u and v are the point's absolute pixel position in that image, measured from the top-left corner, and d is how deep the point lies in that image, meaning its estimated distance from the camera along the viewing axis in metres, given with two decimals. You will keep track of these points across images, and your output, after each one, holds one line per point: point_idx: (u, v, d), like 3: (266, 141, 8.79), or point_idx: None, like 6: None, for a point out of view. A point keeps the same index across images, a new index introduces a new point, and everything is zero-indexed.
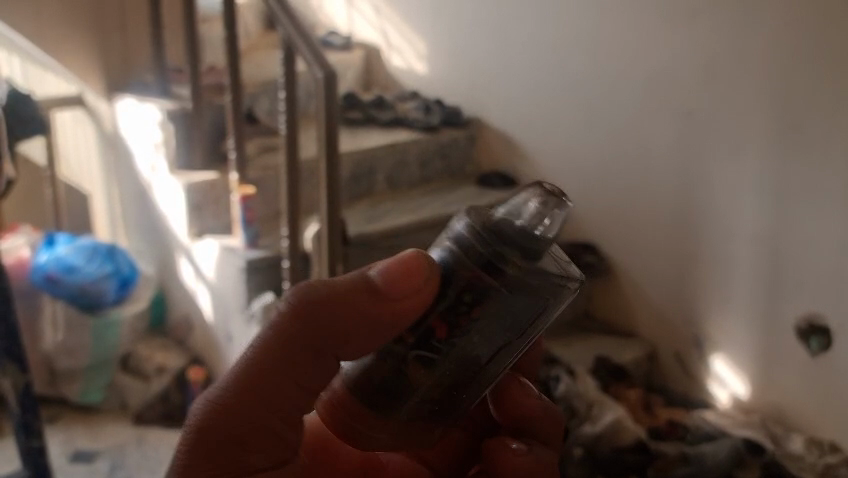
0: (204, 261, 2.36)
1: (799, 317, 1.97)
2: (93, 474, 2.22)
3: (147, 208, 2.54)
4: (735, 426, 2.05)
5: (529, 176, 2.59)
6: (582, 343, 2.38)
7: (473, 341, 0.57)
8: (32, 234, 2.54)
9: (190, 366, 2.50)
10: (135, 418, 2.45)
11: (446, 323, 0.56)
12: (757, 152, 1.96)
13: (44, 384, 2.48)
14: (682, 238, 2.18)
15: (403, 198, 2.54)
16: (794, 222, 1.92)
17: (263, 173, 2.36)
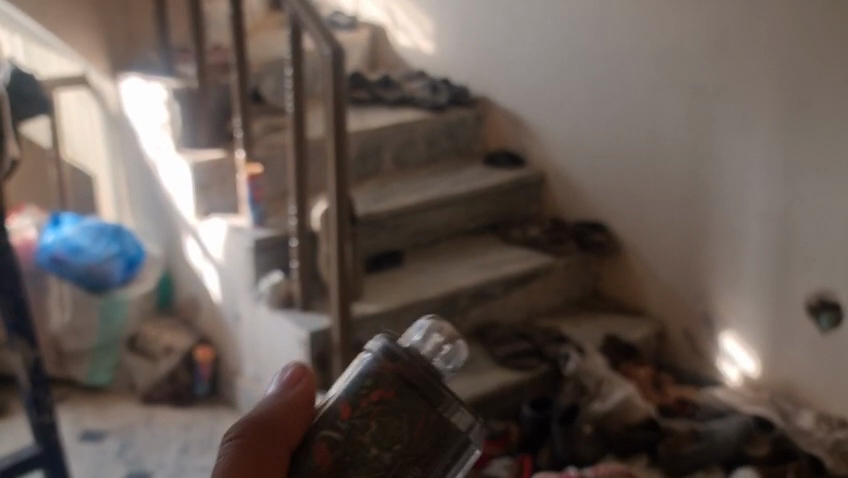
0: (211, 242, 2.34)
1: (810, 292, 1.97)
2: (102, 453, 2.22)
3: (152, 188, 2.53)
4: (745, 403, 2.05)
5: (538, 153, 2.59)
6: (592, 321, 2.39)
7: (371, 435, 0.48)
8: (38, 215, 2.56)
9: (198, 346, 2.47)
10: (144, 398, 2.45)
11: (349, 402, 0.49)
12: (768, 128, 1.96)
13: (53, 365, 2.49)
14: (692, 216, 2.19)
15: (410, 177, 2.54)
16: (805, 198, 1.92)
17: (270, 151, 2.35)
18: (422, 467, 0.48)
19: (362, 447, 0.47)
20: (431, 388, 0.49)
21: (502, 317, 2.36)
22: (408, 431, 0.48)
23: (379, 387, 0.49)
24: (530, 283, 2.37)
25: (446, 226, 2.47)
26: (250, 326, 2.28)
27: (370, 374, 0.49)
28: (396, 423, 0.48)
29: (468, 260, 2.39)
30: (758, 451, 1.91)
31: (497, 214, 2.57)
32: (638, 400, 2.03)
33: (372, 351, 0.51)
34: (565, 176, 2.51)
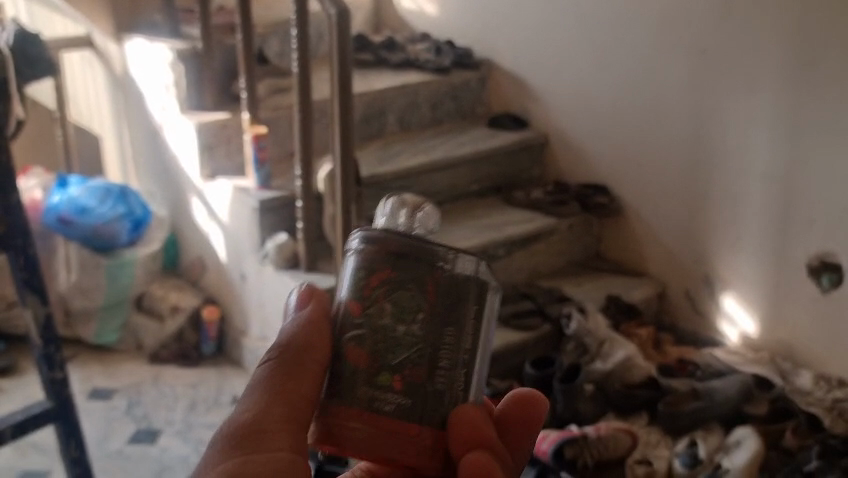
0: (218, 203, 2.36)
1: (811, 253, 2.00)
2: (111, 411, 2.26)
3: (157, 149, 2.54)
4: (745, 363, 2.09)
5: (542, 116, 2.60)
6: (594, 283, 2.42)
7: (388, 312, 0.56)
8: (44, 176, 2.58)
9: (206, 305, 2.52)
10: (151, 357, 2.49)
11: (356, 299, 0.57)
12: (771, 90, 1.98)
13: (62, 324, 2.53)
14: (694, 177, 2.21)
15: (413, 140, 2.56)
16: (807, 159, 1.94)
17: (275, 113, 2.36)
18: (453, 321, 0.57)
19: (389, 328, 0.56)
20: (422, 250, 0.56)
21: (504, 278, 2.39)
22: (424, 294, 0.56)
23: (376, 270, 0.56)
24: (533, 245, 2.40)
25: (450, 188, 2.49)
26: (256, 286, 2.31)
27: (363, 265, 0.56)
28: (408, 294, 0.56)
29: (472, 222, 2.41)
30: (758, 409, 1.94)
31: (500, 176, 2.59)
32: (639, 359, 2.06)
33: (355, 246, 0.57)
34: (569, 138, 2.53)
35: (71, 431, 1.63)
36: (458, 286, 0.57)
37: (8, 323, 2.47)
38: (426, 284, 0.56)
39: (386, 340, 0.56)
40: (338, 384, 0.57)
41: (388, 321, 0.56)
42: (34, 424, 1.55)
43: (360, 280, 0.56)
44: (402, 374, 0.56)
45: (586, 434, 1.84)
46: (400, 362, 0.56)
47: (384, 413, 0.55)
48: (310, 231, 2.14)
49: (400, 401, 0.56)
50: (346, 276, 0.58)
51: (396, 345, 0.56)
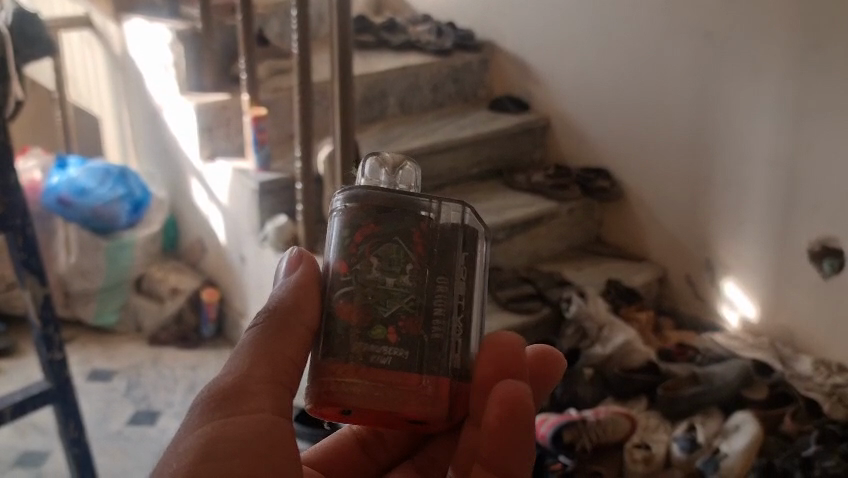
0: (218, 185, 2.35)
1: (812, 238, 1.99)
2: (111, 393, 2.26)
3: (157, 130, 2.53)
4: (745, 349, 2.08)
5: (544, 99, 2.59)
6: (594, 267, 2.42)
7: (375, 266, 0.64)
8: (44, 157, 2.57)
9: (205, 287, 2.52)
10: (151, 339, 2.48)
11: (345, 258, 0.64)
12: (775, 73, 1.96)
13: (61, 306, 2.52)
14: (696, 161, 2.20)
15: (414, 122, 2.54)
16: (810, 142, 1.93)
17: (275, 94, 2.35)
18: (437, 270, 0.65)
19: (379, 280, 0.63)
20: (405, 203, 0.65)
21: (505, 262, 2.38)
22: (409, 248, 0.64)
23: (360, 228, 0.64)
24: (533, 229, 2.39)
25: (451, 171, 2.48)
26: (256, 267, 2.30)
27: (348, 225, 0.64)
28: (393, 248, 0.64)
29: (472, 205, 2.40)
30: (757, 395, 1.94)
31: (501, 159, 2.58)
32: (639, 344, 2.05)
33: (339, 208, 0.66)
34: (571, 121, 2.52)
35: (70, 413, 1.63)
36: (445, 239, 0.66)
37: (8, 304, 2.46)
38: (412, 234, 0.64)
39: (379, 291, 0.63)
40: (331, 341, 0.64)
41: (376, 273, 0.64)
42: (33, 405, 1.54)
43: (345, 238, 0.64)
44: (396, 327, 0.63)
45: (585, 418, 1.85)
46: (391, 314, 0.63)
47: (381, 365, 0.62)
48: (310, 213, 2.14)
49: (397, 353, 0.63)
50: (332, 238, 0.65)
51: (388, 297, 0.63)
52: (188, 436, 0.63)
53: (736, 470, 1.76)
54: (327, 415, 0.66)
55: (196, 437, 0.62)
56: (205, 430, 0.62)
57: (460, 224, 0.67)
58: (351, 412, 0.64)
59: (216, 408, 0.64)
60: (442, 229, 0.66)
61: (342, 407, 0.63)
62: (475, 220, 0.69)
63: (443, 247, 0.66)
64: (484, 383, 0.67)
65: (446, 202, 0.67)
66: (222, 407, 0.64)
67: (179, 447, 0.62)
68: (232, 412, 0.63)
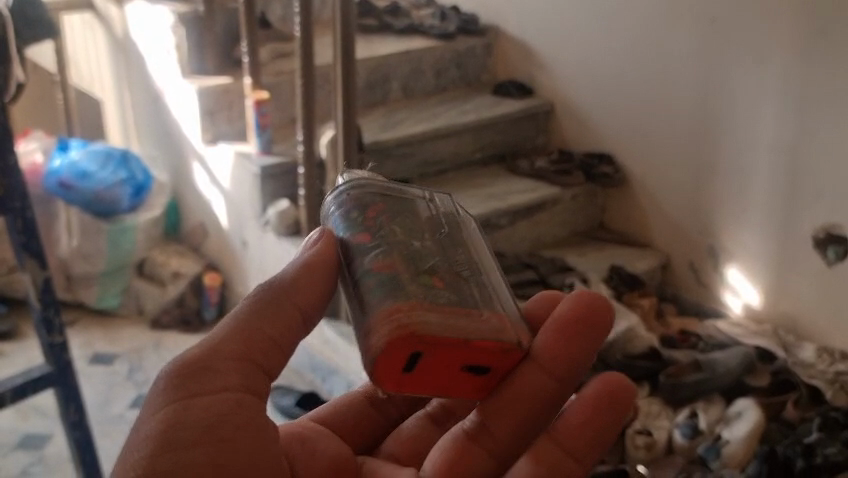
0: (219, 169, 2.34)
1: (817, 226, 1.98)
2: (112, 376, 2.26)
3: (159, 113, 2.52)
4: (747, 335, 2.07)
5: (547, 84, 2.58)
6: (597, 253, 2.41)
7: (397, 230, 0.67)
8: (45, 140, 2.56)
9: (207, 272, 2.51)
10: (153, 322, 2.48)
11: (364, 230, 0.67)
12: (781, 59, 1.95)
13: (63, 289, 2.52)
14: (700, 147, 2.18)
15: (416, 106, 2.53)
16: (816, 130, 1.92)
17: (278, 78, 2.34)
18: (449, 240, 0.70)
19: (407, 241, 0.67)
20: (402, 192, 0.71)
21: (507, 247, 2.38)
22: (416, 220, 0.69)
23: (371, 207, 0.68)
24: (535, 214, 2.39)
25: (454, 156, 2.47)
26: (258, 252, 2.29)
27: (357, 206, 0.69)
28: (405, 220, 0.68)
29: (475, 190, 2.39)
30: (760, 381, 1.94)
31: (504, 144, 2.57)
32: (641, 331, 2.04)
33: (342, 198, 0.70)
34: (574, 106, 2.51)
35: (71, 396, 1.62)
36: (447, 218, 0.72)
37: (9, 287, 2.46)
38: (417, 213, 0.70)
39: (410, 249, 0.66)
40: (365, 289, 0.64)
41: (401, 235, 0.67)
42: (34, 388, 1.53)
43: (358, 215, 0.68)
44: (438, 275, 0.65)
45: None
46: (429, 266, 0.65)
47: (441, 302, 0.63)
48: (312, 197, 2.13)
49: (448, 294, 0.64)
50: (337, 224, 0.69)
51: (419, 254, 0.66)
52: (149, 419, 0.62)
53: (737, 457, 1.75)
54: (384, 377, 0.62)
55: (157, 421, 0.62)
56: (168, 412, 0.62)
57: (453, 209, 0.74)
58: (416, 362, 0.62)
59: (180, 386, 0.63)
60: (442, 211, 0.73)
61: (412, 347, 0.61)
62: (463, 209, 0.76)
63: (448, 224, 0.72)
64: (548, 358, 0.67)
65: (434, 195, 0.74)
66: (187, 386, 0.63)
67: (143, 432, 0.62)
68: (198, 391, 0.63)
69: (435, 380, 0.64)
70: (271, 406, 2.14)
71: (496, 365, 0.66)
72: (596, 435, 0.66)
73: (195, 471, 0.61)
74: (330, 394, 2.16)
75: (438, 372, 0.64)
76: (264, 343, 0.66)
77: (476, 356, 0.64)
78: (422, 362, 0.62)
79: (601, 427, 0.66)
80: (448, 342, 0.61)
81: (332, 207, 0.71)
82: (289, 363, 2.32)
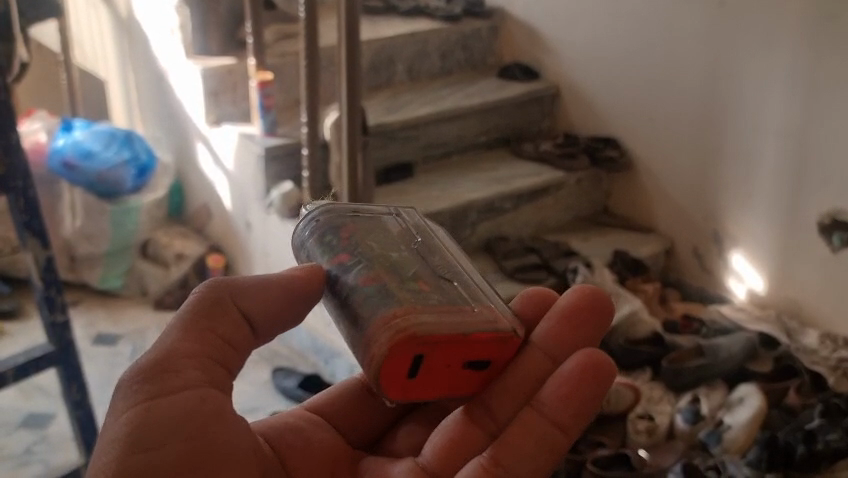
0: (223, 151, 2.33)
1: (822, 212, 1.97)
2: (115, 357, 2.26)
3: (163, 94, 2.51)
4: (751, 321, 2.06)
5: (553, 67, 2.57)
6: (602, 238, 2.40)
7: (373, 244, 0.80)
8: (49, 120, 2.56)
9: (211, 253, 2.49)
10: (156, 303, 2.48)
11: (344, 251, 0.79)
12: (789, 44, 1.94)
13: (66, 270, 2.52)
14: (706, 132, 2.18)
15: (421, 89, 2.52)
16: (823, 115, 1.91)
17: (282, 59, 2.34)
18: (421, 250, 0.83)
19: (385, 253, 0.79)
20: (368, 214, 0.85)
21: (511, 232, 2.37)
22: (388, 235, 0.83)
23: (344, 229, 0.81)
24: (539, 198, 2.38)
25: (458, 139, 2.46)
26: (261, 234, 2.29)
27: (330, 228, 0.82)
28: (378, 235, 0.82)
29: (479, 174, 2.39)
30: (762, 368, 1.93)
31: (509, 127, 2.56)
32: (644, 315, 2.04)
33: (318, 221, 0.84)
34: (580, 90, 2.50)
35: (73, 376, 1.61)
36: (414, 230, 0.86)
37: (13, 267, 2.46)
38: (385, 229, 0.84)
39: (387, 261, 0.78)
40: (355, 296, 0.75)
41: (377, 248, 0.79)
42: (36, 367, 1.52)
43: (332, 237, 0.81)
44: (421, 280, 0.77)
45: None
46: (412, 273, 0.77)
47: (433, 303, 0.73)
48: (315, 179, 2.12)
49: (437, 297, 0.75)
50: (314, 243, 0.83)
51: (400, 263, 0.78)
52: (116, 421, 0.72)
53: (739, 442, 1.75)
54: (392, 383, 0.71)
55: (123, 423, 0.71)
56: (131, 415, 0.71)
57: (418, 223, 0.88)
58: (419, 366, 0.72)
59: (142, 389, 0.72)
60: (408, 225, 0.87)
61: (414, 350, 0.70)
62: (426, 221, 0.90)
63: (417, 235, 0.85)
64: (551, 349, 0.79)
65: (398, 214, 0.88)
66: (149, 388, 0.72)
67: (112, 434, 0.71)
68: (160, 392, 0.72)
69: (441, 385, 0.75)
70: (274, 387, 2.14)
71: (495, 358, 0.77)
72: (578, 406, 0.74)
73: (161, 467, 0.70)
74: (332, 377, 2.16)
75: (439, 376, 0.74)
76: (221, 340, 0.77)
77: (471, 351, 0.74)
78: (425, 365, 0.72)
79: (583, 399, 0.74)
80: (444, 339, 0.70)
81: (304, 233, 0.85)
82: (290, 345, 2.31)
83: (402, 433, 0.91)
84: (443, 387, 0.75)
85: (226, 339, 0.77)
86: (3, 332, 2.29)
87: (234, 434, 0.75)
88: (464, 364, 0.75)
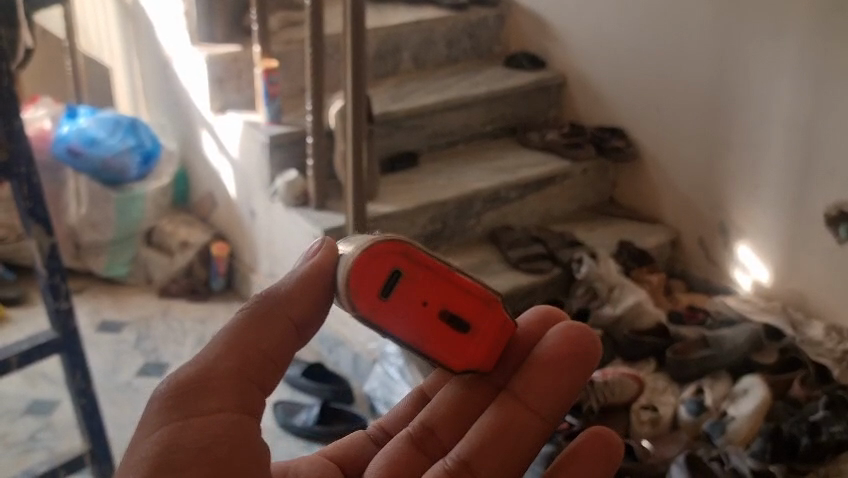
0: (227, 139, 2.32)
1: (829, 203, 1.96)
2: (119, 344, 2.26)
3: (168, 81, 2.50)
4: (757, 312, 2.06)
5: (560, 56, 2.56)
6: (607, 228, 2.39)
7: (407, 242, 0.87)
8: (54, 107, 2.56)
9: (215, 242, 2.49)
10: (160, 291, 2.48)
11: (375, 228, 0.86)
12: (798, 34, 1.92)
13: (71, 257, 2.52)
14: (713, 123, 2.16)
15: (427, 77, 2.51)
16: (831, 106, 1.90)
17: (288, 46, 2.33)
18: None
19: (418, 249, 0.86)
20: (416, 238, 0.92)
21: (516, 221, 2.37)
22: None
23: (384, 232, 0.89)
24: (545, 188, 2.37)
25: (463, 128, 2.45)
26: (266, 222, 2.28)
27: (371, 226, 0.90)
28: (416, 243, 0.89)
29: (485, 163, 2.38)
30: (767, 359, 1.91)
31: (515, 117, 2.55)
32: (650, 306, 2.03)
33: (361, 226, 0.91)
34: (587, 79, 2.49)
35: (78, 364, 1.57)
36: None
37: (18, 254, 2.47)
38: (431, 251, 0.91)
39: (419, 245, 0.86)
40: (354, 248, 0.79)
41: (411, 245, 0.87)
42: (41, 355, 1.49)
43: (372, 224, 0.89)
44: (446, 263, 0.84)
45: (592, 379, 1.83)
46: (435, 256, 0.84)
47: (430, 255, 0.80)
48: (320, 167, 2.11)
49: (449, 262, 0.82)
50: None
51: None
52: (148, 438, 0.73)
53: (742, 434, 1.75)
54: (361, 290, 0.76)
55: (153, 443, 0.73)
56: (164, 432, 0.73)
57: None
58: (392, 287, 0.77)
59: (175, 408, 0.74)
60: None
61: (392, 262, 0.77)
62: None
63: None
64: (539, 380, 0.82)
65: None
66: (181, 407, 0.74)
67: (141, 453, 0.73)
68: (193, 411, 0.74)
69: (416, 326, 0.79)
70: None
71: (472, 323, 0.81)
72: (587, 469, 0.78)
73: None
74: (336, 366, 2.16)
75: (413, 313, 0.78)
76: (259, 351, 0.76)
77: (449, 294, 0.79)
78: (399, 285, 0.77)
79: (591, 461, 0.79)
80: (420, 262, 0.78)
81: None
82: None
83: (384, 458, 0.87)
84: (413, 328, 0.78)
85: (264, 350, 0.76)
86: (8, 319, 2.29)
87: (263, 459, 0.77)
88: (442, 312, 0.79)
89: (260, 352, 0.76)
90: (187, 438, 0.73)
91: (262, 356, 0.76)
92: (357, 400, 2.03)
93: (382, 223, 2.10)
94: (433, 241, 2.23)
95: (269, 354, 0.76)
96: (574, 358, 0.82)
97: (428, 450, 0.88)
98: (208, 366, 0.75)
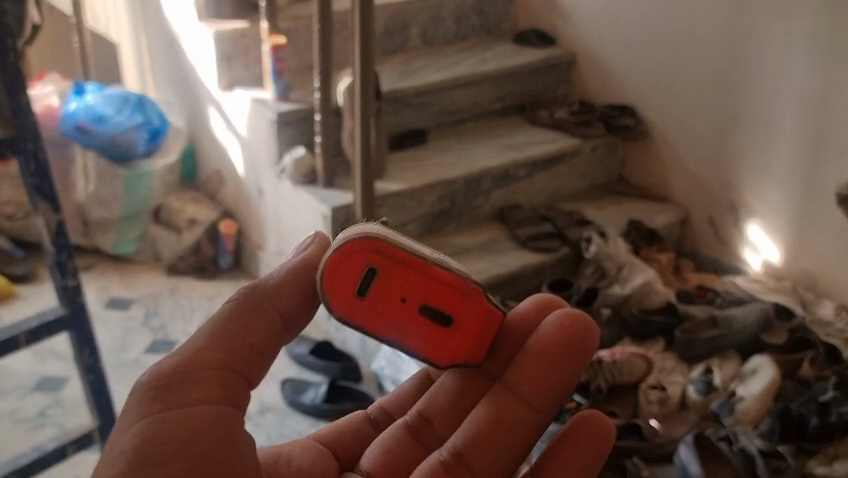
0: (235, 116, 2.31)
1: (841, 182, 1.94)
2: (127, 321, 2.26)
3: (175, 58, 2.49)
4: (766, 292, 2.04)
5: (570, 33, 2.54)
6: (616, 207, 2.38)
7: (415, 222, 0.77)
8: (61, 83, 2.55)
9: (223, 219, 2.49)
10: (169, 268, 2.49)
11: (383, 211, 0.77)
12: (811, 11, 1.90)
13: (79, 234, 2.53)
14: (724, 101, 2.14)
15: (436, 54, 2.50)
16: (843, 84, 1.88)
17: (296, 23, 2.31)
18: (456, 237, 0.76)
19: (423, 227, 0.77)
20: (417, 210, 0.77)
21: (525, 200, 2.36)
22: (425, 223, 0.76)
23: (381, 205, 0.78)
24: (554, 166, 2.36)
25: (472, 105, 2.44)
26: (274, 199, 2.27)
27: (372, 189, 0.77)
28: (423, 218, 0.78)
29: (493, 141, 2.37)
30: (776, 339, 1.91)
31: (524, 94, 2.54)
32: (659, 285, 2.02)
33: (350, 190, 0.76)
34: (597, 56, 2.47)
35: (85, 342, 1.54)
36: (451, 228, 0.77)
37: (27, 231, 2.47)
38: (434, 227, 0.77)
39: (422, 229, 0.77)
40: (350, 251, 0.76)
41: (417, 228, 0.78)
42: (49, 333, 1.46)
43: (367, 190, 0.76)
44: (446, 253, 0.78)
45: (601, 357, 1.81)
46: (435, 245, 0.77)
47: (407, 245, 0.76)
48: (328, 145, 2.10)
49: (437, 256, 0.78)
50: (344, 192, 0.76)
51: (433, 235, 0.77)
52: (127, 430, 0.73)
53: (752, 413, 1.74)
54: (341, 289, 0.75)
55: (134, 434, 0.72)
56: (143, 425, 0.73)
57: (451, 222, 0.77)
58: (368, 283, 0.75)
59: (155, 400, 0.74)
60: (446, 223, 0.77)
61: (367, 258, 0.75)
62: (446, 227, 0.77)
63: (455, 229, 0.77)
64: (533, 375, 0.80)
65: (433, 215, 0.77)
66: (162, 398, 0.74)
67: (119, 446, 0.72)
68: (174, 403, 0.74)
69: (397, 321, 0.77)
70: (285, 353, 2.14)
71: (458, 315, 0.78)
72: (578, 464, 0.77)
73: None
74: (344, 343, 2.16)
75: (395, 311, 0.77)
76: (246, 345, 0.77)
77: (434, 293, 0.76)
78: (377, 281, 0.75)
79: (583, 454, 0.77)
80: (400, 258, 0.75)
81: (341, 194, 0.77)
82: None
83: (378, 447, 0.88)
84: (397, 324, 0.77)
85: (251, 345, 0.77)
86: (17, 296, 2.30)
87: (246, 460, 0.76)
88: (424, 307, 0.77)
89: (248, 346, 0.77)
90: (167, 431, 0.73)
91: (249, 350, 0.77)
92: (364, 378, 2.03)
93: (390, 201, 2.10)
94: (441, 220, 2.23)
95: (256, 347, 0.78)
96: (572, 347, 0.80)
97: (424, 441, 0.87)
98: (194, 358, 0.75)
